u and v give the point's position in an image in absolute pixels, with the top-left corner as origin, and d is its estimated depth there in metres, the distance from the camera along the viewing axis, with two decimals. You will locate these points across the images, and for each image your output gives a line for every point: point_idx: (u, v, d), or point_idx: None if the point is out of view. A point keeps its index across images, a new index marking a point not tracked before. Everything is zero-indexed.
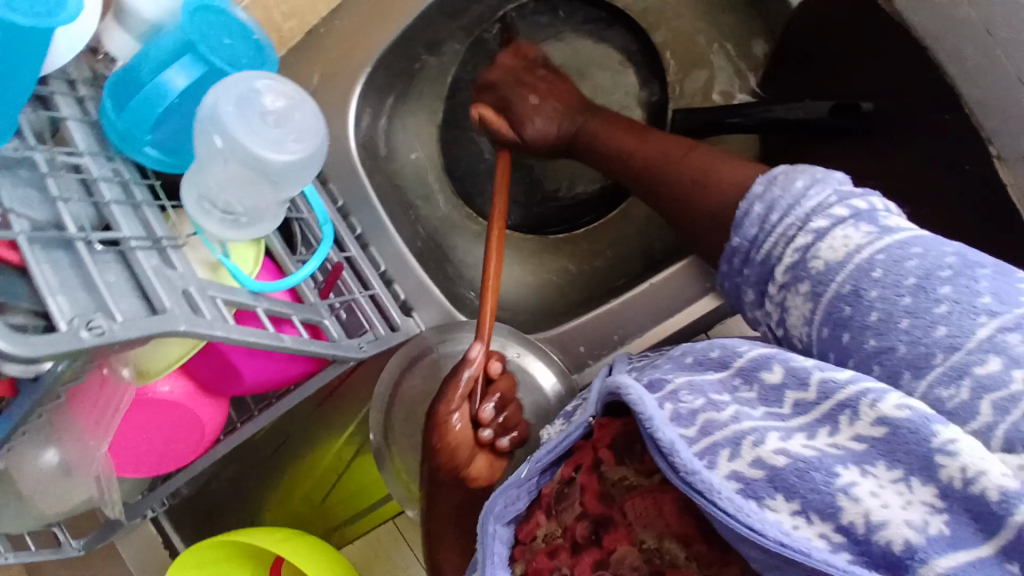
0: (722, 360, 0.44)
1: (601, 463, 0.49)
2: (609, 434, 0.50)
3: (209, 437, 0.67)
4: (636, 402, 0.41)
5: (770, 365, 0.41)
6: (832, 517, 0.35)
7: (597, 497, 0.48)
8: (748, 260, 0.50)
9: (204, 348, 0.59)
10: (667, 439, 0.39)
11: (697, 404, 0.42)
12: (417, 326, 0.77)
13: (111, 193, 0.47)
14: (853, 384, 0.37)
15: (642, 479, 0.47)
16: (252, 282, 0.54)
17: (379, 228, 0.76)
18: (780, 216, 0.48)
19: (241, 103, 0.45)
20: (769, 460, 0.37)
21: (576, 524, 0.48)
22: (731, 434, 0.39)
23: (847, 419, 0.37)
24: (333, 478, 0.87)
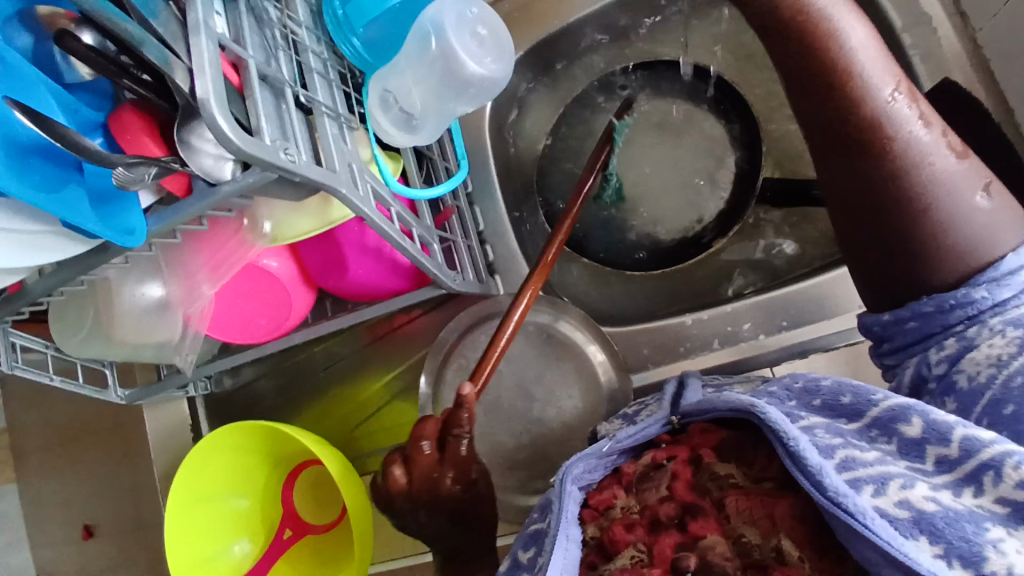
0: (854, 409, 0.45)
1: (702, 458, 0.49)
2: (714, 438, 0.50)
3: (288, 325, 0.71)
4: (779, 422, 0.42)
5: (907, 417, 0.43)
6: (976, 565, 0.36)
7: (690, 486, 0.47)
8: (972, 319, 0.48)
9: (325, 233, 0.64)
10: (816, 462, 0.39)
11: (836, 441, 0.43)
12: (498, 287, 0.81)
13: (315, 63, 0.52)
14: (995, 444, 0.39)
15: (749, 482, 0.46)
16: (395, 183, 0.59)
17: (488, 191, 0.81)
18: (1017, 295, 0.47)
19: (459, 20, 0.52)
20: (919, 503, 0.38)
21: (660, 505, 0.47)
22: (876, 473, 0.40)
23: (990, 480, 0.39)
24: (365, 414, 0.89)
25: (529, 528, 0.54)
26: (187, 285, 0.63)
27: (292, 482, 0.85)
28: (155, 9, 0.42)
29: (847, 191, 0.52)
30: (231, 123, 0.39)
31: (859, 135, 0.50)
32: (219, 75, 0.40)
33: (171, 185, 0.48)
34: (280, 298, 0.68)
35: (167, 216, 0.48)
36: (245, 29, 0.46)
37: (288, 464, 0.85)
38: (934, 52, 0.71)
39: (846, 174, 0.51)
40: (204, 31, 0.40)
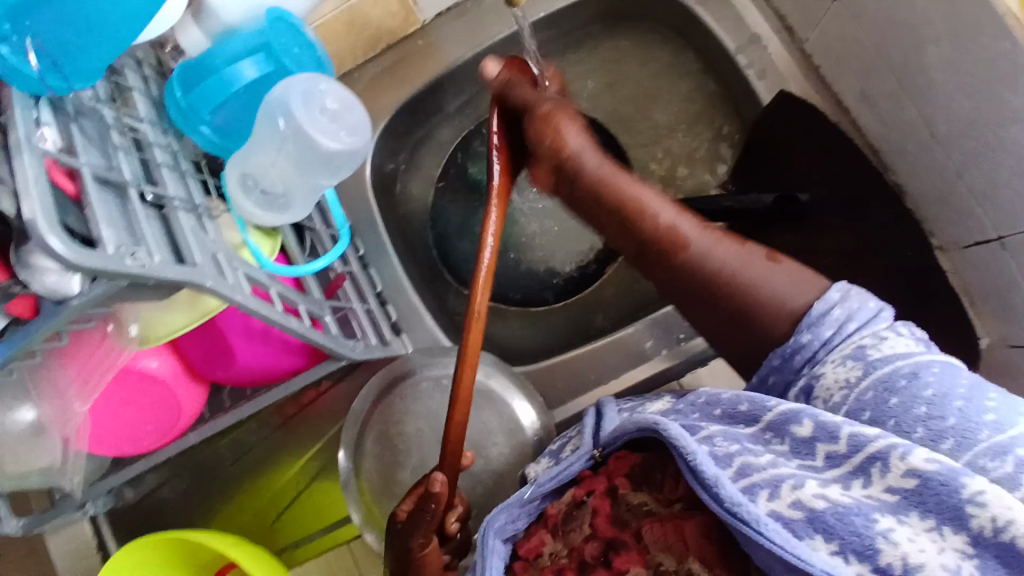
0: (751, 414, 0.46)
1: (617, 489, 0.50)
2: (627, 464, 0.50)
3: (182, 425, 0.67)
4: (678, 437, 0.43)
5: (799, 419, 0.43)
6: (870, 559, 0.37)
7: (610, 520, 0.49)
8: (812, 362, 0.47)
9: (205, 325, 0.61)
10: (711, 475, 0.41)
11: (733, 448, 0.45)
12: (404, 346, 0.80)
13: (163, 157, 0.50)
14: (881, 438, 0.40)
15: (662, 506, 0.48)
16: (270, 263, 0.57)
17: (381, 251, 0.80)
18: (836, 334, 0.46)
19: (306, 99, 0.51)
20: (810, 502, 0.39)
21: (584, 545, 0.49)
22: (770, 476, 0.42)
23: (878, 471, 0.40)
24: (287, 500, 0.85)
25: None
26: (58, 405, 0.58)
27: None
28: None
29: (672, 285, 0.55)
30: (65, 240, 0.37)
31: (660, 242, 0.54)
32: (44, 191, 0.37)
33: (17, 310, 0.44)
34: (169, 398, 0.64)
35: (21, 338, 0.44)
36: (76, 136, 0.43)
37: (210, 571, 0.80)
38: (768, 68, 0.76)
39: (663, 276, 0.55)
40: (26, 147, 0.38)
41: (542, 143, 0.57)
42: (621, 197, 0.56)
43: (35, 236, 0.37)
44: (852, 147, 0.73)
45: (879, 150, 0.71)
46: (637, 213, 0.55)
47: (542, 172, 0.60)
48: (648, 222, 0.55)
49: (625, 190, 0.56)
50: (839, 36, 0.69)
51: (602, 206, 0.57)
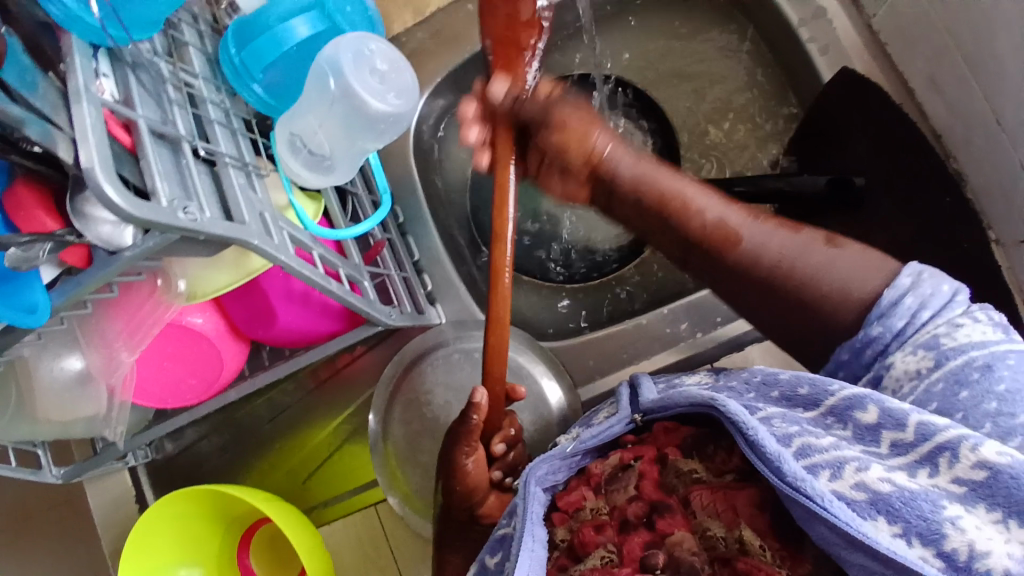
0: (811, 398, 0.45)
1: (667, 456, 0.48)
2: (678, 435, 0.49)
3: (222, 381, 0.68)
4: (737, 412, 0.42)
5: (864, 405, 0.42)
6: (935, 544, 0.36)
7: (657, 484, 0.47)
8: (884, 352, 0.45)
9: (249, 286, 0.62)
10: (772, 450, 0.39)
11: (792, 429, 0.43)
12: (438, 317, 0.79)
13: (215, 115, 0.50)
14: (951, 428, 0.39)
15: (712, 476, 0.46)
16: (314, 225, 0.57)
17: (420, 220, 0.80)
18: (909, 323, 0.45)
19: (357, 59, 0.51)
20: (873, 484, 0.38)
21: (627, 505, 0.46)
22: (832, 457, 0.40)
23: (946, 461, 0.38)
24: (317, 461, 0.87)
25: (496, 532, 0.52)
26: (107, 356, 0.59)
27: (247, 545, 0.82)
28: (35, 85, 0.39)
29: (719, 283, 0.53)
30: (120, 190, 0.37)
31: (710, 238, 0.51)
32: (103, 140, 0.38)
33: (71, 257, 0.44)
34: (209, 354, 0.65)
35: (71, 288, 0.45)
36: (134, 89, 0.44)
37: (241, 526, 0.82)
38: (831, 44, 0.74)
39: (711, 272, 0.53)
40: (85, 96, 0.38)
41: (558, 153, 0.52)
42: (655, 197, 0.51)
43: (93, 184, 0.37)
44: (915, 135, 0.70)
45: (939, 137, 0.69)
46: (683, 213, 0.51)
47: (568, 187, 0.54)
48: (693, 220, 0.51)
49: (661, 191, 0.51)
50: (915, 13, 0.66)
51: (648, 214, 0.52)
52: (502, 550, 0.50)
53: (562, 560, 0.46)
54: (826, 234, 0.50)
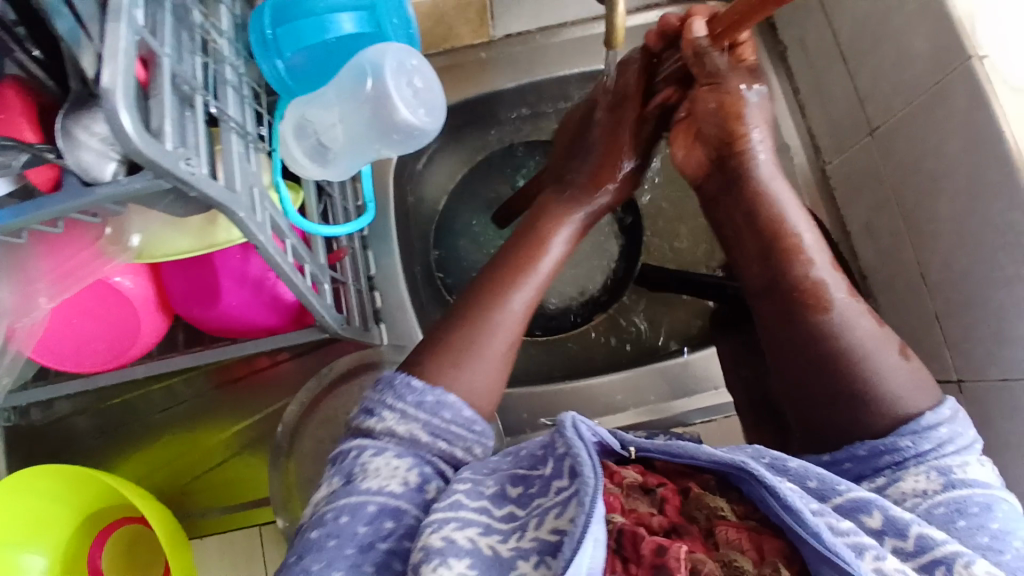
0: (819, 491, 0.47)
1: (691, 489, 0.47)
2: (700, 475, 0.48)
3: (136, 352, 0.61)
4: (772, 480, 0.42)
5: (869, 509, 0.45)
6: None
7: (678, 510, 0.45)
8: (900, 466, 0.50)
9: (201, 258, 0.58)
10: (813, 521, 0.41)
11: (817, 506, 0.44)
12: (380, 337, 0.77)
13: (230, 76, 0.48)
14: (948, 544, 0.43)
15: (735, 516, 0.45)
16: (295, 213, 0.54)
17: (384, 237, 0.78)
18: (935, 446, 0.50)
19: (398, 67, 0.51)
20: (893, 575, 0.41)
21: (649, 517, 0.44)
22: (855, 542, 0.42)
23: (942, 572, 0.42)
24: (205, 465, 0.79)
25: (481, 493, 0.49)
26: (22, 296, 0.52)
27: (104, 542, 0.74)
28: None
29: (782, 326, 0.57)
30: (135, 120, 0.34)
31: (803, 296, 0.55)
32: (127, 64, 0.35)
33: (40, 179, 0.41)
34: (131, 322, 0.59)
35: (29, 209, 0.39)
36: (163, 24, 0.41)
37: (103, 517, 0.74)
38: (790, 177, 0.80)
39: (788, 328, 0.56)
40: (123, 19, 0.36)
41: (714, 130, 0.58)
42: (775, 221, 0.57)
43: (104, 107, 0.34)
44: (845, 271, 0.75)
45: (867, 279, 0.75)
46: (789, 257, 0.56)
47: (696, 157, 0.62)
48: (798, 268, 0.55)
49: (779, 212, 0.57)
50: (862, 166, 0.72)
51: (751, 224, 0.58)
52: (525, 486, 0.49)
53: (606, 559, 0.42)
54: (902, 345, 0.55)
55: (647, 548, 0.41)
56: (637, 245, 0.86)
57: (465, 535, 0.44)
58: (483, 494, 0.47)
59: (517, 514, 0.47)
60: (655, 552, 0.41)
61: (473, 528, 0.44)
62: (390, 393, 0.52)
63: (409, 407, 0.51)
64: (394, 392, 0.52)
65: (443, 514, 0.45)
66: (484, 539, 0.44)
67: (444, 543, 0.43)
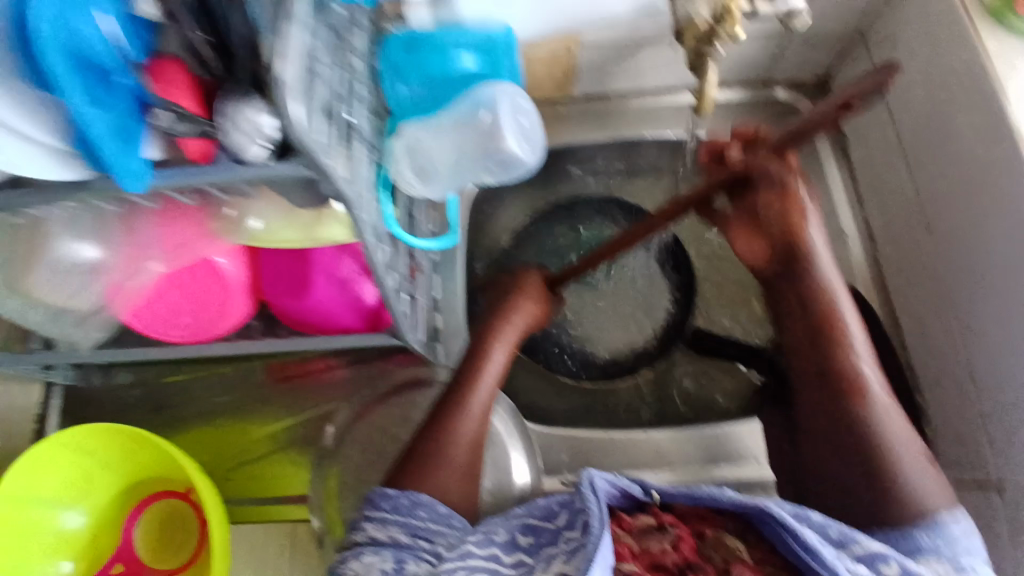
0: (837, 539, 0.48)
1: (706, 532, 0.49)
2: (717, 522, 0.50)
3: (217, 331, 0.66)
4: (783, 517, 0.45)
5: (885, 560, 0.46)
6: None
7: (694, 550, 0.48)
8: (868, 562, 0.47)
9: (297, 251, 0.63)
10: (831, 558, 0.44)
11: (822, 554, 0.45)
12: (439, 355, 0.80)
13: (361, 92, 0.53)
14: None
15: (751, 559, 0.47)
16: (392, 224, 0.58)
17: (451, 264, 0.83)
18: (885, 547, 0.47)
19: (511, 104, 0.57)
20: None
21: (663, 556, 0.47)
22: None
23: None
24: (248, 456, 0.82)
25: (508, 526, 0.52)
26: (139, 259, 0.58)
27: (138, 513, 0.76)
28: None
29: (814, 404, 0.61)
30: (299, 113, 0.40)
31: (839, 378, 0.60)
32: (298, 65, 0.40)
33: (198, 148, 0.45)
34: (223, 301, 0.64)
35: (180, 174, 0.44)
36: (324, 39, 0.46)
37: (141, 490, 0.77)
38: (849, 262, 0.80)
39: (823, 410, 0.60)
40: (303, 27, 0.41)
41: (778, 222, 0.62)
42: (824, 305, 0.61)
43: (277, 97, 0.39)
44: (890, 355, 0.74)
45: (913, 371, 0.74)
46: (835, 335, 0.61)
47: (759, 247, 0.66)
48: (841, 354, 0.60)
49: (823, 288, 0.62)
50: (916, 258, 0.73)
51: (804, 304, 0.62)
52: (536, 536, 0.51)
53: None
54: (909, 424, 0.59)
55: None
56: (691, 309, 0.88)
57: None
58: (493, 542, 0.51)
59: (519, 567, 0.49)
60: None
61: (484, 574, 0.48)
62: (371, 506, 0.57)
63: (387, 513, 0.55)
64: (373, 504, 0.57)
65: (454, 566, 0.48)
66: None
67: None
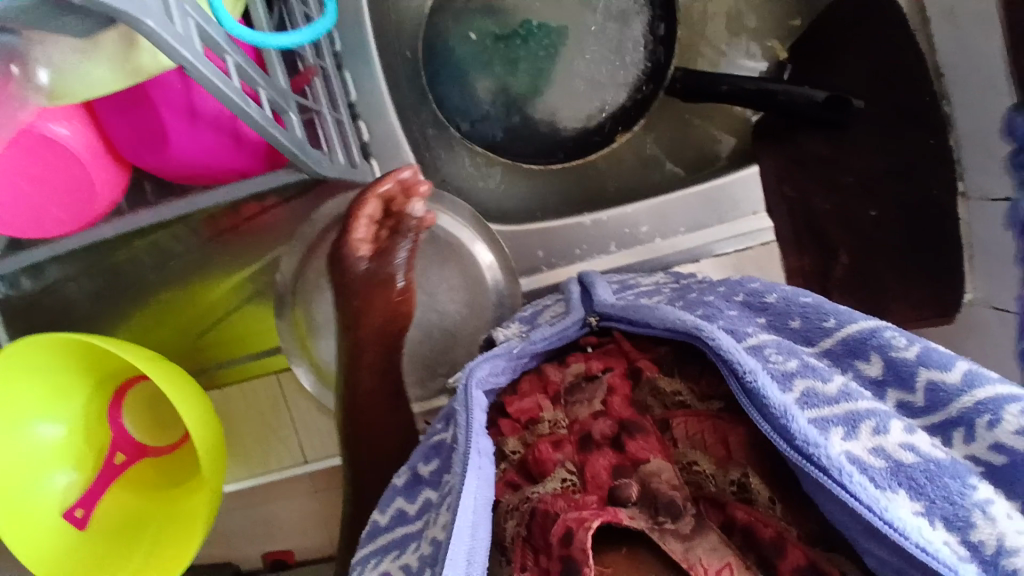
0: (804, 333, 0.43)
1: (642, 371, 0.46)
2: (653, 355, 0.47)
3: (97, 213, 0.54)
4: (730, 351, 0.39)
5: (866, 355, 0.40)
6: (961, 530, 0.33)
7: (627, 401, 0.45)
8: (812, 382, 0.38)
9: (136, 94, 0.48)
10: (779, 404, 0.36)
11: (791, 366, 0.39)
12: (372, 174, 0.67)
13: None
14: (968, 398, 0.36)
15: (697, 400, 0.44)
16: (233, 25, 0.43)
17: (360, 54, 0.66)
18: (803, 360, 0.40)
19: None
20: (896, 453, 0.35)
21: (592, 421, 0.44)
22: (846, 411, 0.37)
23: (960, 436, 0.36)
24: (206, 324, 0.73)
25: (432, 438, 0.49)
26: None
27: (122, 402, 0.72)
28: None
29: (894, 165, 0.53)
30: None
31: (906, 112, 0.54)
32: None
33: None
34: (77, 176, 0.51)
35: None
36: None
37: (107, 386, 0.71)
38: None
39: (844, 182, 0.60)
40: None
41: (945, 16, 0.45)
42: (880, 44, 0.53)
43: None
44: (916, 62, 0.63)
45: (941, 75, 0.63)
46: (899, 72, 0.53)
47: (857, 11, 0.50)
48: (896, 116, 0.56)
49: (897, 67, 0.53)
50: None
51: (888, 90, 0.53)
52: (436, 459, 0.47)
53: (511, 474, 0.44)
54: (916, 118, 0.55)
55: (557, 533, 0.39)
56: (671, 43, 0.72)
57: (391, 513, 0.47)
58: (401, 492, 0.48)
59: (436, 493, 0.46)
60: (563, 538, 0.38)
61: (399, 497, 0.48)
62: None
63: None
64: None
65: (366, 552, 0.46)
66: (398, 558, 0.44)
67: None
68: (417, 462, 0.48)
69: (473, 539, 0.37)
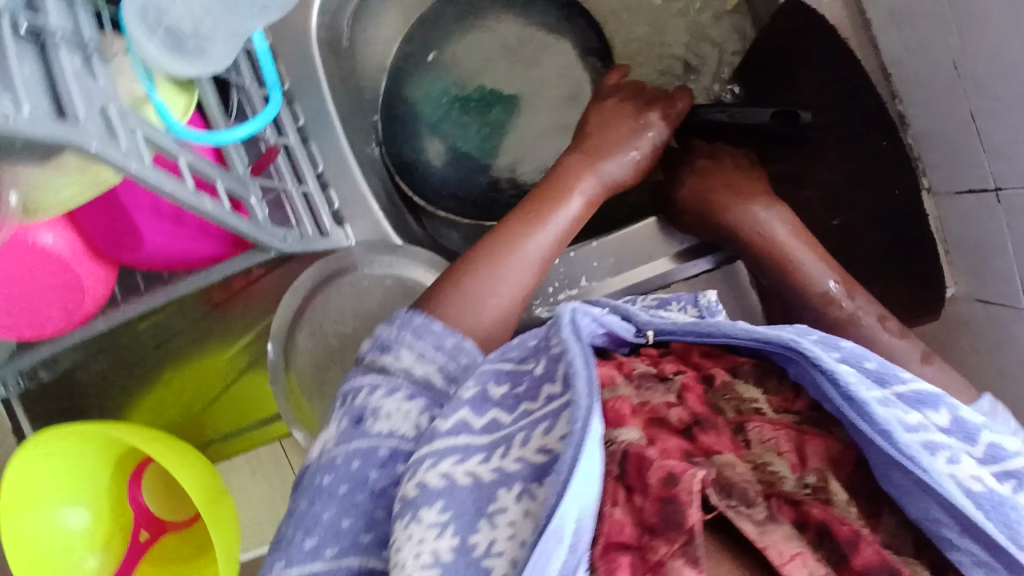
0: (877, 376, 0.38)
1: (717, 378, 0.42)
2: (725, 363, 0.43)
3: (87, 308, 0.59)
4: (826, 360, 0.37)
5: (936, 406, 0.38)
6: (1010, 552, 0.33)
7: (703, 403, 0.40)
8: (902, 415, 0.36)
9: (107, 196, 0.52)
10: (881, 415, 0.35)
11: (874, 390, 0.37)
12: (345, 238, 0.71)
13: None
14: (1020, 456, 0.37)
15: (775, 412, 0.40)
16: (180, 127, 0.48)
17: (324, 122, 0.68)
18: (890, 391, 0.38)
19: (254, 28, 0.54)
20: (968, 482, 0.34)
21: (668, 412, 0.39)
22: (929, 439, 0.35)
23: (1012, 487, 0.36)
24: (214, 392, 0.78)
25: (497, 367, 0.45)
26: None
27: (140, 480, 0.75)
28: None
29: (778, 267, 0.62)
30: None
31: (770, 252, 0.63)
32: None
33: None
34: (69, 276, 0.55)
35: None
36: None
37: (127, 465, 0.74)
38: None
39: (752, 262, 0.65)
40: None
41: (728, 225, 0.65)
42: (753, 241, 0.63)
43: None
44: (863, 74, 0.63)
45: (889, 74, 0.62)
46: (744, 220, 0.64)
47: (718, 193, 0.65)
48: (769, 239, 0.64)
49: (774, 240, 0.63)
50: None
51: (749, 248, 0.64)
52: (515, 387, 0.43)
53: None
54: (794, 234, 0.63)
55: (655, 477, 0.33)
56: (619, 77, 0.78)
57: (451, 422, 0.41)
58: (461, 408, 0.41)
59: (510, 419, 0.41)
60: (664, 482, 0.33)
61: (463, 409, 0.42)
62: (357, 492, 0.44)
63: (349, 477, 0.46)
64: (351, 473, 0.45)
65: (421, 454, 0.40)
66: (463, 466, 0.38)
67: (421, 489, 0.38)
68: (484, 386, 0.43)
69: (574, 515, 0.32)
